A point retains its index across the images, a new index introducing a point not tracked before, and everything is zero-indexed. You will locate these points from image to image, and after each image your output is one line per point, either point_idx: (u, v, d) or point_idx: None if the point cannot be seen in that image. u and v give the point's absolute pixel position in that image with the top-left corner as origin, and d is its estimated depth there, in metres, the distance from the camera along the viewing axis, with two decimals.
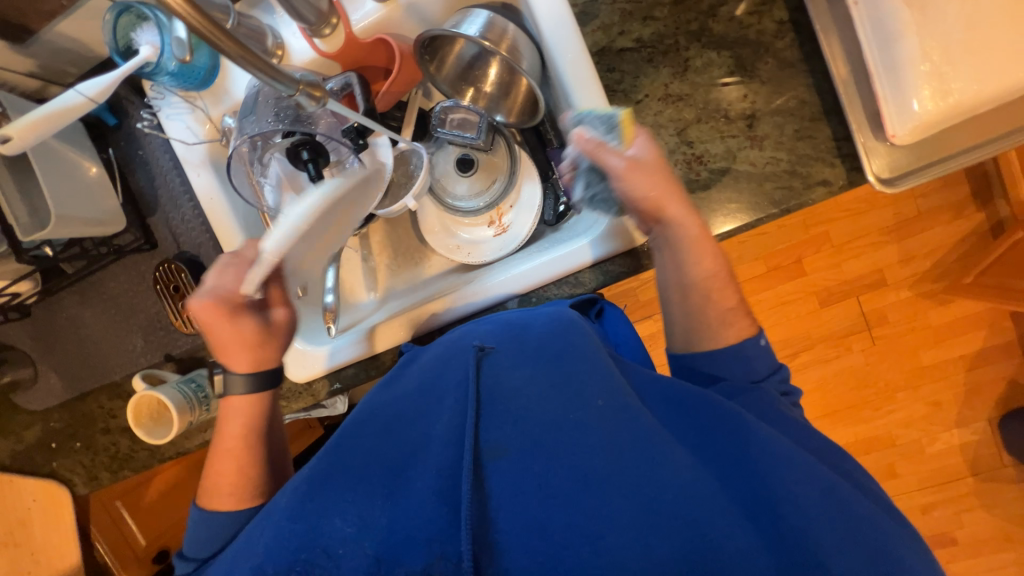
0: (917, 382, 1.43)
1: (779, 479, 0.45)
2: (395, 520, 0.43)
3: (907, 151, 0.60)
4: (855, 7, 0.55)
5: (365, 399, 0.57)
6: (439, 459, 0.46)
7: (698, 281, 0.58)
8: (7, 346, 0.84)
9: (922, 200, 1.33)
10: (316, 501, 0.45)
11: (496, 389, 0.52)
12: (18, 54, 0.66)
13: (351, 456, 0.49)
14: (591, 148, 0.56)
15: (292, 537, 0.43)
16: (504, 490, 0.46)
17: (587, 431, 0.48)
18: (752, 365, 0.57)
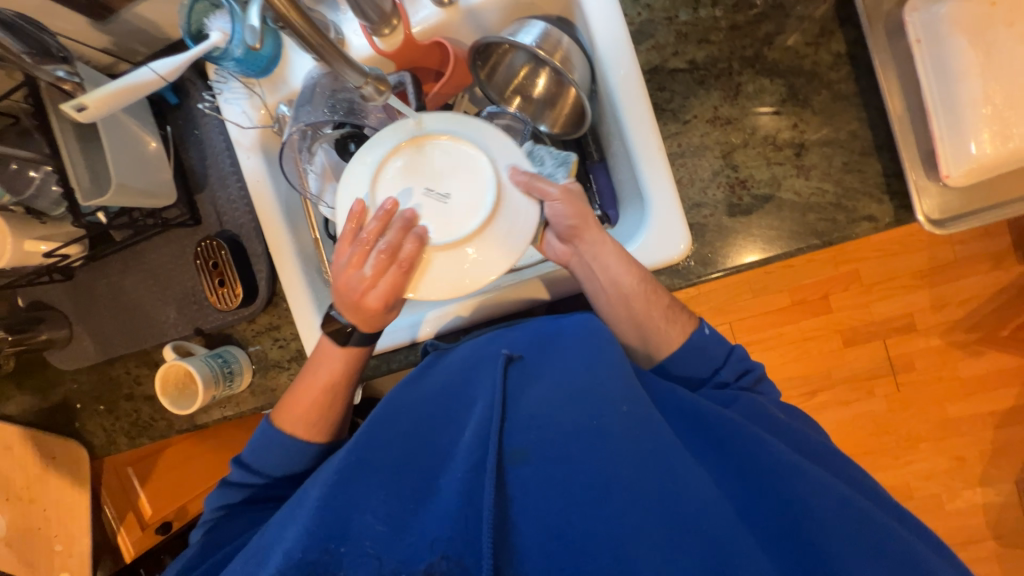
0: (941, 434, 1.38)
1: (798, 493, 0.46)
2: (426, 523, 0.45)
3: (960, 195, 0.59)
4: (918, 45, 0.56)
5: (389, 392, 0.58)
6: (465, 457, 0.48)
7: (632, 289, 0.61)
8: (46, 305, 0.87)
9: (960, 247, 1.29)
10: (345, 492, 0.47)
11: (521, 395, 0.52)
12: (97, 31, 0.70)
13: (379, 451, 0.50)
14: (527, 181, 0.59)
15: (322, 524, 0.45)
16: (526, 495, 0.46)
17: (611, 443, 0.47)
18: (709, 353, 0.63)
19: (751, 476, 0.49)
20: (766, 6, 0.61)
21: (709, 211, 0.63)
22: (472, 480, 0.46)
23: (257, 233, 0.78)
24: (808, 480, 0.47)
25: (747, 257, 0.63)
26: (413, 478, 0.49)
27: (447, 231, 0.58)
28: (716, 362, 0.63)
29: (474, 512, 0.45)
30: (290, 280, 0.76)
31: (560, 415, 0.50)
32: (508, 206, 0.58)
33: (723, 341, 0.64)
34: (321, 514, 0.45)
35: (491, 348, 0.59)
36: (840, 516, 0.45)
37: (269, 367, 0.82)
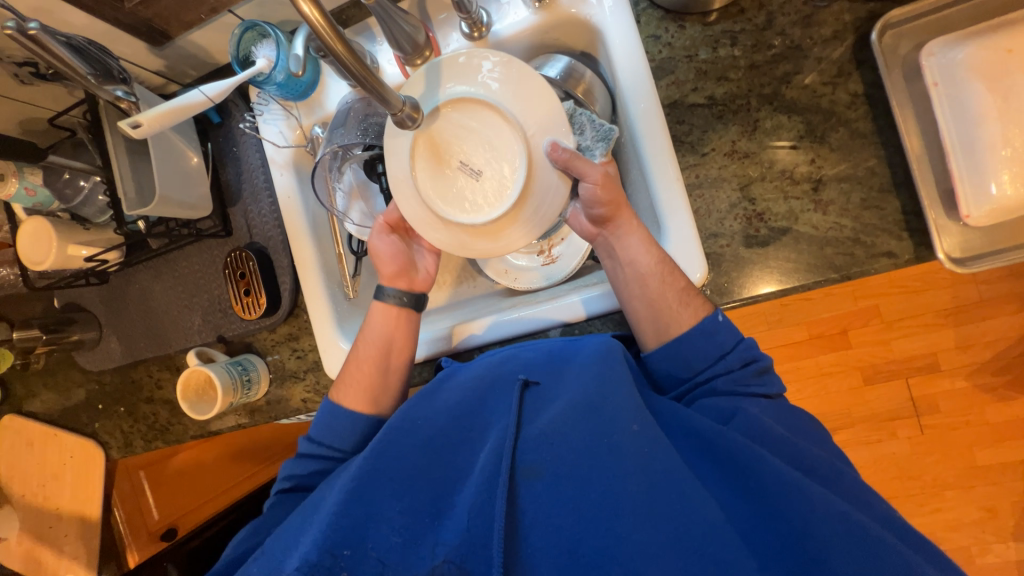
0: (970, 483, 1.32)
1: (799, 514, 0.45)
2: (440, 535, 0.49)
3: (982, 233, 0.58)
4: (935, 87, 0.57)
5: (403, 404, 0.61)
6: (480, 473, 0.51)
7: (649, 269, 0.62)
8: (79, 307, 0.91)
9: (984, 286, 1.26)
10: (363, 498, 0.51)
11: (535, 415, 0.55)
12: (153, 55, 0.75)
13: (396, 463, 0.54)
14: (563, 161, 0.61)
15: (337, 531, 0.49)
16: (537, 510, 0.48)
17: (621, 461, 0.49)
18: (718, 339, 0.60)
19: (756, 497, 0.48)
20: (784, 48, 0.63)
21: (726, 241, 0.64)
22: (486, 492, 0.50)
23: (284, 246, 0.81)
24: (815, 502, 0.46)
25: (762, 289, 0.63)
26: (427, 494, 0.52)
27: (472, 204, 0.65)
28: (725, 347, 0.60)
29: (485, 524, 0.48)
30: (313, 292, 0.79)
31: (573, 434, 0.51)
32: (537, 187, 0.63)
33: (735, 330, 0.61)
34: (337, 520, 0.49)
35: (507, 369, 0.61)
36: (847, 553, 0.43)
37: (286, 376, 0.84)
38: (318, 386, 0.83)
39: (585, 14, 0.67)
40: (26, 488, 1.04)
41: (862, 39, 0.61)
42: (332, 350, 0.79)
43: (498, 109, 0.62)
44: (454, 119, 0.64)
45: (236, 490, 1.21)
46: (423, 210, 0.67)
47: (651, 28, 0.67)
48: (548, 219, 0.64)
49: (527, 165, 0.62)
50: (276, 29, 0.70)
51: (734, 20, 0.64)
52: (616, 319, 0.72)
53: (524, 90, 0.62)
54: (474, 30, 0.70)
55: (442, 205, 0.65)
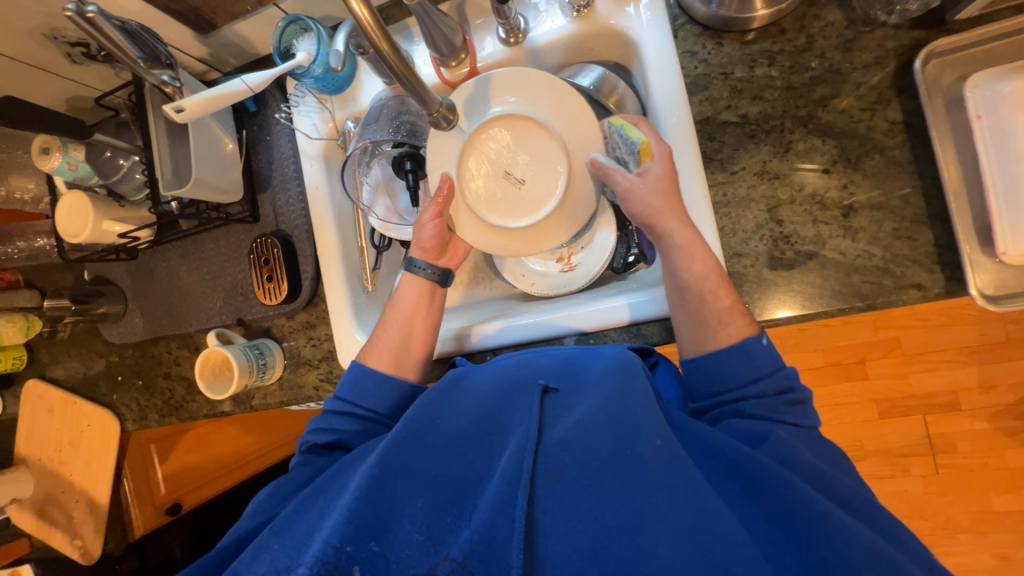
0: (984, 528, 1.28)
1: (830, 543, 0.45)
2: (458, 535, 0.50)
3: (1018, 272, 0.56)
4: (977, 121, 0.55)
5: (422, 401, 0.62)
6: (502, 475, 0.53)
7: (694, 281, 0.60)
8: (108, 281, 0.94)
9: (1013, 326, 1.22)
10: (385, 487, 0.52)
11: (556, 421, 0.57)
12: (198, 43, 0.78)
13: (419, 458, 0.56)
14: (601, 174, 0.65)
15: (357, 519, 0.49)
16: (558, 514, 0.50)
17: (644, 471, 0.50)
18: (755, 362, 0.58)
19: (782, 520, 0.47)
20: (822, 70, 0.62)
21: (750, 261, 0.64)
22: (507, 492, 0.51)
23: (308, 235, 0.83)
24: (845, 531, 0.45)
25: (782, 312, 0.63)
26: (449, 491, 0.54)
27: (515, 209, 0.69)
28: (760, 372, 0.58)
29: (507, 525, 0.50)
30: (334, 283, 0.81)
31: (595, 442, 0.53)
32: (576, 194, 0.69)
33: (775, 356, 0.58)
34: (360, 507, 0.50)
35: (527, 376, 0.64)
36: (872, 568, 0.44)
37: (300, 364, 0.86)
38: (331, 375, 0.84)
39: (622, 26, 0.68)
40: (43, 452, 1.07)
41: (905, 66, 0.60)
42: (347, 341, 0.80)
43: (538, 123, 0.66)
44: (502, 130, 0.67)
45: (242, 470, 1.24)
46: (465, 213, 0.71)
47: (688, 43, 0.67)
48: (585, 219, 0.70)
49: (570, 173, 0.67)
50: (318, 24, 0.72)
51: (773, 40, 0.64)
52: (630, 333, 0.73)
53: (563, 107, 0.66)
54: (510, 37, 0.70)
55: (485, 209, 0.70)
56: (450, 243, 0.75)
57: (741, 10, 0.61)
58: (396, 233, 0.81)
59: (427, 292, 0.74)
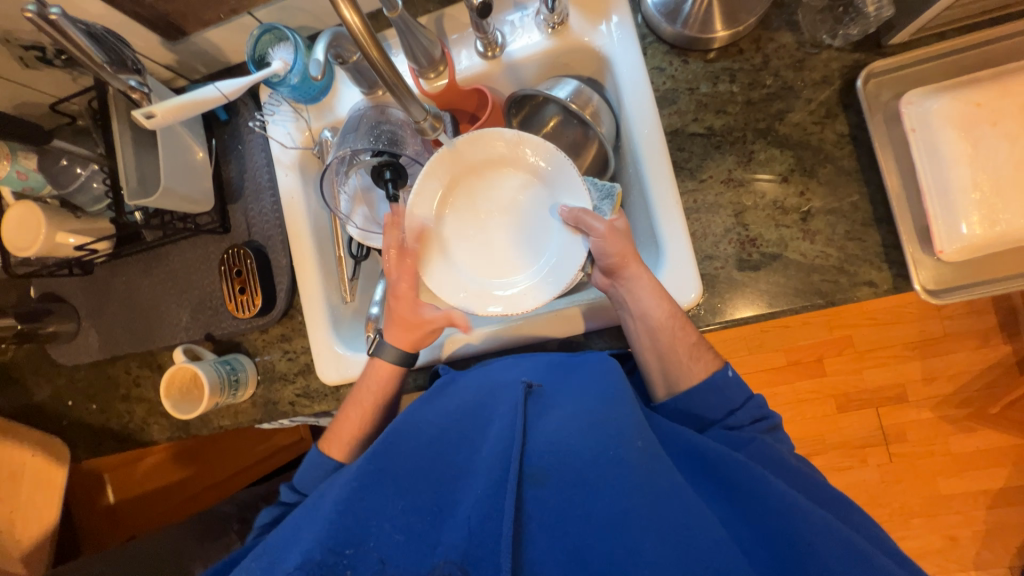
0: (934, 511, 1.37)
1: (801, 534, 0.47)
2: (443, 536, 0.51)
3: (955, 269, 0.62)
4: (912, 133, 0.61)
5: (405, 411, 0.63)
6: (487, 476, 0.53)
7: (660, 322, 0.64)
8: (58, 298, 0.88)
9: (948, 321, 1.34)
10: (366, 502, 0.52)
11: (538, 423, 0.58)
12: (165, 49, 0.75)
13: (400, 471, 0.55)
14: (574, 220, 0.67)
15: (340, 530, 0.50)
16: (540, 516, 0.51)
17: (626, 466, 0.51)
18: (727, 394, 0.62)
19: (763, 521, 0.50)
20: (778, 87, 0.67)
21: (720, 263, 0.68)
22: (491, 496, 0.52)
23: (284, 246, 0.80)
24: (812, 521, 0.48)
25: (748, 311, 0.67)
26: (431, 496, 0.54)
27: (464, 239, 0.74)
28: (734, 404, 0.62)
29: (492, 530, 0.50)
30: (311, 294, 0.79)
31: (579, 443, 0.55)
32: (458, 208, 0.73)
33: (744, 389, 0.63)
34: (340, 519, 0.50)
35: (510, 379, 0.64)
36: (842, 556, 0.46)
37: (275, 379, 0.82)
38: (307, 389, 0.81)
39: (595, 42, 0.71)
40: None
41: (848, 84, 0.66)
42: (325, 354, 0.78)
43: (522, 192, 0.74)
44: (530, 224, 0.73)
45: (230, 483, 1.19)
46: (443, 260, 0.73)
47: (656, 60, 0.71)
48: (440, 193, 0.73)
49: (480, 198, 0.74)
50: (295, 33, 0.71)
51: (733, 59, 0.69)
52: (614, 333, 0.74)
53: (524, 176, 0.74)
54: (488, 50, 0.73)
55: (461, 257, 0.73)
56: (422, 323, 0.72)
57: (702, 31, 0.66)
58: (377, 242, 0.80)
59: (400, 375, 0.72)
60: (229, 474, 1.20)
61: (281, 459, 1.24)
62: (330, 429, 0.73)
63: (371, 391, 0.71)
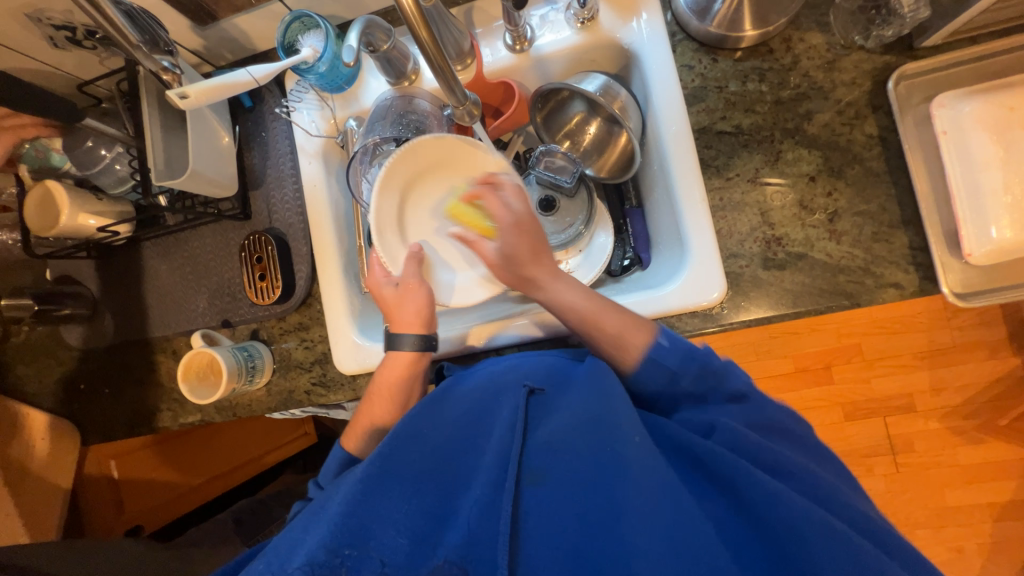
0: (940, 523, 1.37)
1: (801, 540, 0.44)
2: (444, 536, 0.50)
3: (983, 273, 0.62)
4: (944, 135, 0.61)
5: (409, 412, 0.60)
6: (488, 473, 0.53)
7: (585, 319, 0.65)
8: (75, 281, 0.87)
9: (957, 332, 1.34)
10: (370, 502, 0.51)
11: (540, 421, 0.57)
12: (194, 34, 0.75)
13: (403, 470, 0.54)
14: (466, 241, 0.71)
15: (343, 531, 0.49)
16: (539, 514, 0.50)
17: (621, 464, 0.51)
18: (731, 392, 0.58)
19: (769, 531, 0.45)
20: (806, 88, 0.68)
21: (745, 262, 0.67)
22: (493, 493, 0.51)
23: (304, 234, 0.80)
24: (794, 509, 0.45)
25: (773, 310, 0.66)
26: (435, 497, 0.53)
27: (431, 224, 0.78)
28: (672, 370, 0.59)
29: (491, 526, 0.49)
30: (332, 283, 0.79)
31: (578, 442, 0.53)
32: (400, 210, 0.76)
33: None
34: (343, 521, 0.49)
35: (512, 379, 0.64)
36: (840, 558, 0.43)
37: (290, 367, 0.82)
38: (323, 378, 0.81)
39: (624, 39, 0.72)
40: None
41: (879, 86, 0.66)
42: (344, 343, 0.78)
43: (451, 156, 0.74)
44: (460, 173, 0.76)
45: (232, 476, 1.21)
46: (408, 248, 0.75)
47: (685, 58, 0.72)
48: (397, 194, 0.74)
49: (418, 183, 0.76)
50: (326, 20, 0.71)
51: (762, 58, 0.69)
52: None
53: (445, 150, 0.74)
54: (517, 43, 0.73)
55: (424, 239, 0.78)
56: (409, 297, 0.70)
57: (732, 30, 0.66)
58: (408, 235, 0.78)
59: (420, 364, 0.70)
60: (230, 467, 1.20)
61: (274, 459, 1.28)
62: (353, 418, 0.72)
63: (394, 377, 0.69)
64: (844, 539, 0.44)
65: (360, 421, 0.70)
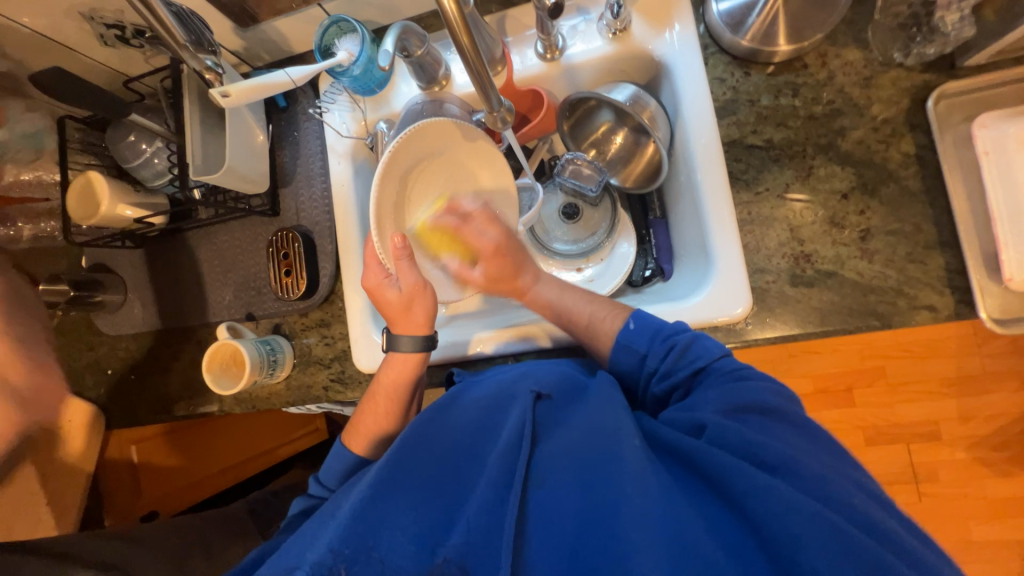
0: (964, 558, 1.31)
1: (799, 547, 0.43)
2: (448, 536, 0.50)
3: (1023, 298, 0.60)
4: (985, 156, 0.60)
5: (417, 418, 0.61)
6: (492, 474, 0.53)
7: (572, 304, 0.71)
8: (108, 268, 0.90)
9: (988, 360, 1.29)
10: (380, 505, 0.52)
11: (545, 428, 0.58)
12: (235, 36, 0.78)
13: (411, 472, 0.55)
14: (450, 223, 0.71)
15: (351, 531, 0.49)
16: (542, 518, 0.51)
17: (619, 467, 0.51)
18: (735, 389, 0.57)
19: (764, 534, 0.45)
20: (840, 104, 0.67)
21: (772, 278, 0.66)
22: (497, 494, 0.52)
23: (330, 232, 0.82)
24: (788, 501, 0.44)
25: (799, 328, 0.65)
26: (443, 499, 0.53)
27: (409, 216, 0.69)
28: (641, 352, 0.64)
29: (494, 525, 0.50)
30: (354, 282, 0.80)
31: (579, 449, 0.55)
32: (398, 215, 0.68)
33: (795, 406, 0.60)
34: (353, 521, 0.50)
35: (518, 384, 0.63)
36: (839, 558, 0.42)
37: (310, 363, 0.83)
38: (341, 375, 0.82)
39: (656, 50, 0.72)
40: None
41: (918, 104, 0.65)
42: (363, 340, 0.79)
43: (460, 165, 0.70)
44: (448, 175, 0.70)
45: (247, 466, 1.22)
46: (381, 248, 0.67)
47: (718, 71, 0.71)
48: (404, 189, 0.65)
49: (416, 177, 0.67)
50: (362, 25, 0.73)
51: (797, 73, 0.68)
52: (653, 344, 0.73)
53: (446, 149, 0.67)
54: (548, 52, 0.74)
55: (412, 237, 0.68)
56: (415, 303, 0.67)
57: (765, 44, 0.66)
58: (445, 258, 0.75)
59: (419, 364, 0.71)
60: (248, 456, 1.22)
61: (287, 453, 1.28)
62: (354, 417, 0.73)
63: (394, 375, 0.70)
64: (845, 540, 0.42)
65: (360, 420, 0.72)
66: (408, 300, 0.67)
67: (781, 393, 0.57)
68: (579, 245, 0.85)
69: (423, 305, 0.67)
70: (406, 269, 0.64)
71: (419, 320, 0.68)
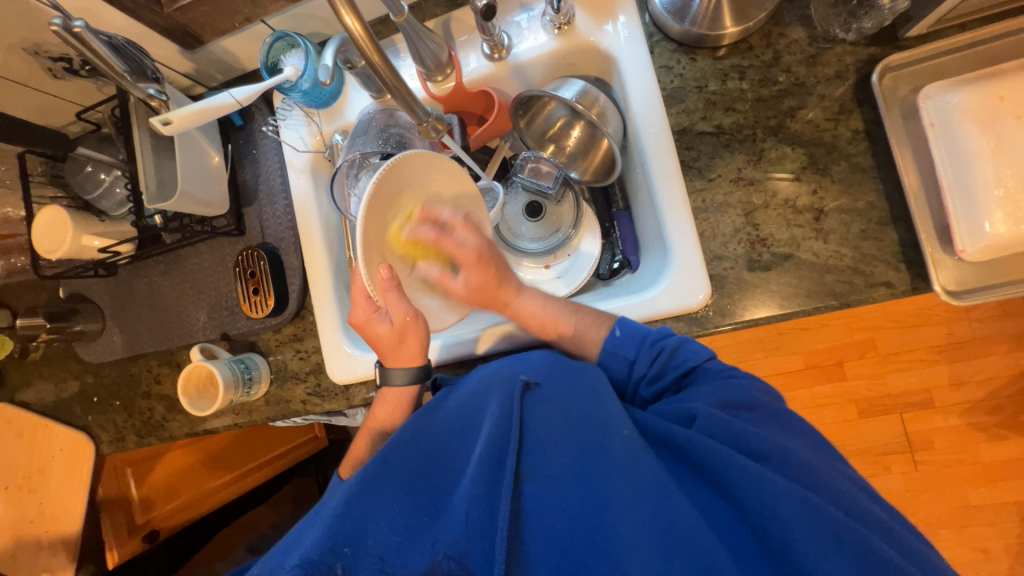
0: (962, 522, 1.32)
1: (783, 528, 0.43)
2: (440, 531, 0.50)
3: (978, 268, 0.60)
4: (931, 129, 0.59)
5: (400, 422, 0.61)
6: (478, 470, 0.52)
7: (558, 308, 0.71)
8: (84, 297, 0.91)
9: (978, 325, 1.28)
10: (366, 502, 0.51)
11: (534, 419, 0.57)
12: (184, 58, 0.78)
13: (398, 471, 0.54)
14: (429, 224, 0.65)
15: (341, 530, 0.49)
16: (537, 512, 0.51)
17: (609, 458, 0.52)
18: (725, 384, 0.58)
19: (748, 514, 0.46)
20: (789, 83, 0.66)
21: (729, 264, 0.66)
22: (489, 488, 0.51)
23: (296, 247, 0.82)
24: (776, 488, 0.45)
25: (762, 312, 0.65)
26: (430, 496, 0.53)
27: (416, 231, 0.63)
28: (630, 357, 0.63)
29: (483, 520, 0.50)
30: (322, 295, 0.81)
31: (566, 441, 0.55)
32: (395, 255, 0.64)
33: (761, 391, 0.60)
34: (339, 521, 0.49)
35: (506, 376, 0.63)
36: (820, 541, 0.42)
37: (287, 378, 0.84)
38: (318, 388, 0.83)
39: (601, 42, 0.71)
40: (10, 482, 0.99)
41: (864, 80, 0.64)
42: (335, 352, 0.79)
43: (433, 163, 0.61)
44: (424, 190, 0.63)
45: (252, 475, 1.24)
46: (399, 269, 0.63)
47: (664, 59, 0.70)
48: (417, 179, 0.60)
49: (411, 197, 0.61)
50: (305, 39, 0.73)
51: (743, 55, 0.68)
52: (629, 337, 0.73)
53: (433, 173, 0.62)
54: (495, 52, 0.73)
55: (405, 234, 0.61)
56: (408, 336, 0.67)
57: (712, 28, 0.65)
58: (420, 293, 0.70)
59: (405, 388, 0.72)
60: (250, 466, 1.24)
61: (291, 459, 1.33)
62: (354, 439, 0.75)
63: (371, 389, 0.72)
64: (831, 523, 0.43)
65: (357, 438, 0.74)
66: (401, 331, 0.66)
67: (764, 391, 0.58)
68: (547, 244, 0.85)
69: (418, 336, 0.67)
70: (401, 305, 0.62)
71: (415, 350, 0.68)
